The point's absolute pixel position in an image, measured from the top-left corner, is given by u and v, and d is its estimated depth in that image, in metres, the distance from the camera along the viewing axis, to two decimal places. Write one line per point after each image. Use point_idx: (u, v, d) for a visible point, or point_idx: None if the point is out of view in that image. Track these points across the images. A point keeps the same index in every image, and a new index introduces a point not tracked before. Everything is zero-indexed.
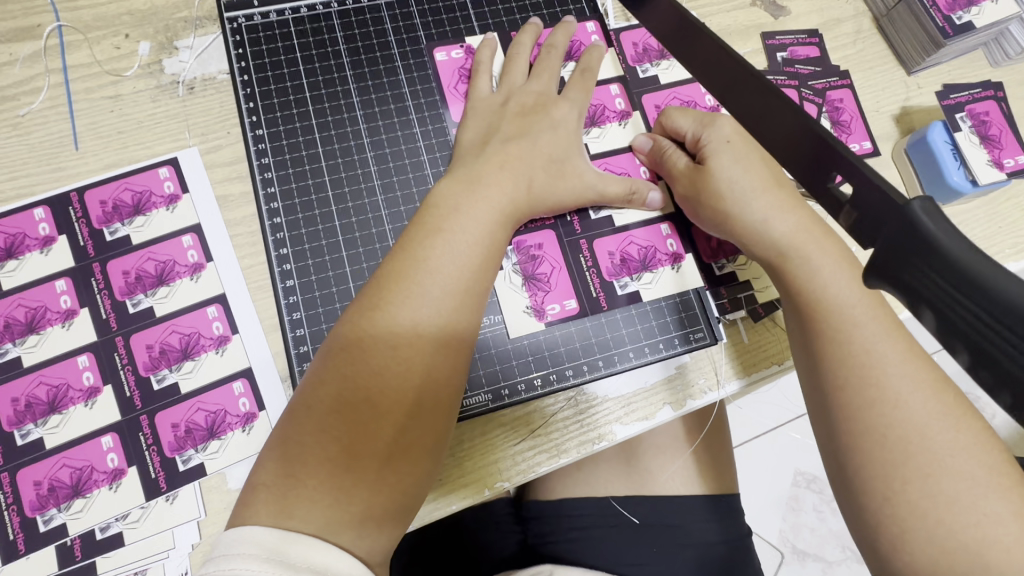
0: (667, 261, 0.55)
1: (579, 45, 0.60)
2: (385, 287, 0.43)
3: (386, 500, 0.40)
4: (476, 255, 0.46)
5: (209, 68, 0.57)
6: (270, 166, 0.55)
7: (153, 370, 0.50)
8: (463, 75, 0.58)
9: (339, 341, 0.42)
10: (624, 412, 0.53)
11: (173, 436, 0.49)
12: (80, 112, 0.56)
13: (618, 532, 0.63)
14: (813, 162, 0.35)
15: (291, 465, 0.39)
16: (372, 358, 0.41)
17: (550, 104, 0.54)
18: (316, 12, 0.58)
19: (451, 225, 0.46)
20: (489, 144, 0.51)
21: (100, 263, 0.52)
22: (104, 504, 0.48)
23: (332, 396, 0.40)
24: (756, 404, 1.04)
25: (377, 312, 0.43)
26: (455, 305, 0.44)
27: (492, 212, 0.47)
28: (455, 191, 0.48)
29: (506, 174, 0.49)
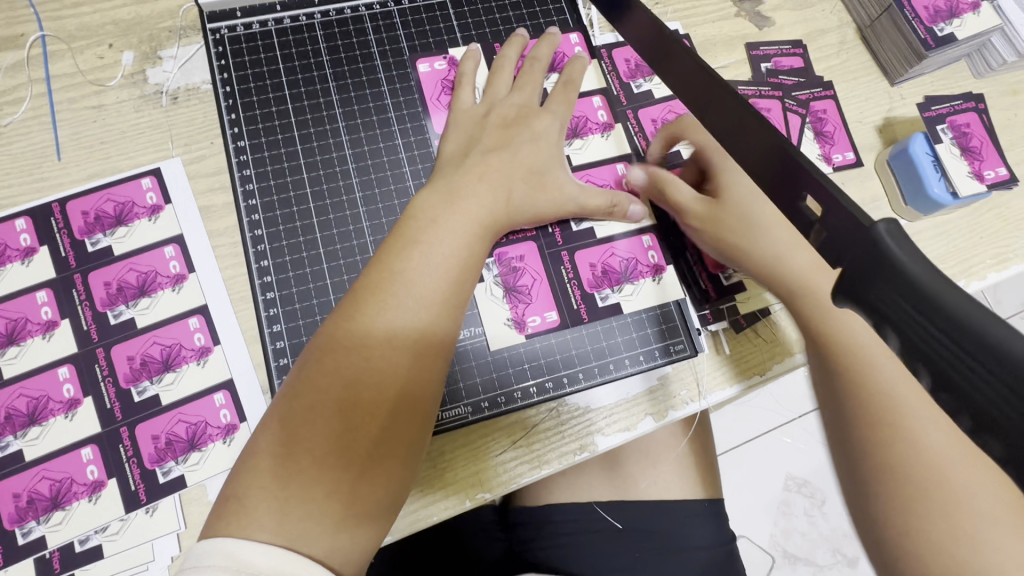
0: (648, 273, 0.56)
1: (564, 58, 0.60)
2: (362, 299, 0.43)
3: (361, 512, 0.40)
4: (452, 267, 0.46)
5: (192, 78, 0.57)
6: (252, 178, 0.55)
7: (134, 382, 0.50)
8: (447, 86, 0.58)
9: (315, 353, 0.42)
10: (606, 422, 0.53)
11: (154, 448, 0.49)
12: (63, 122, 0.56)
13: (603, 540, 0.63)
14: (781, 180, 0.35)
15: (265, 478, 0.39)
16: (346, 370, 0.41)
17: (532, 116, 0.54)
18: (299, 23, 0.58)
19: (428, 237, 0.46)
20: (470, 155, 0.51)
21: (82, 274, 0.52)
22: (83, 516, 0.48)
23: (306, 408, 0.40)
24: (746, 409, 1.05)
25: (353, 323, 0.43)
26: (431, 317, 0.44)
27: (472, 225, 0.47)
28: (435, 203, 0.48)
29: (485, 186, 0.49)
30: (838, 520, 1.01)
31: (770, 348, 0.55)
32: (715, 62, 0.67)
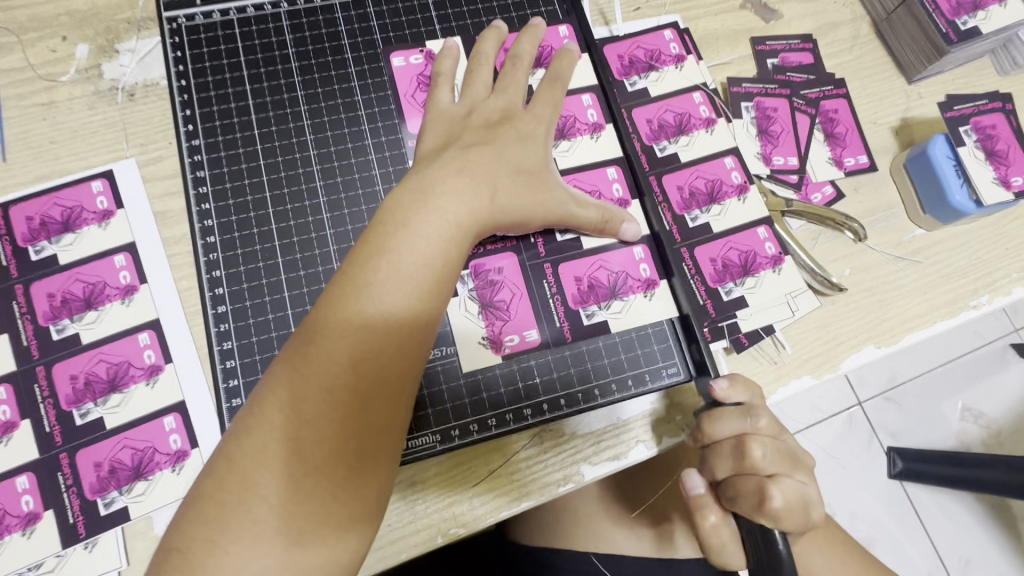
0: (640, 288, 0.51)
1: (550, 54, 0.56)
2: (321, 319, 0.39)
3: (324, 558, 0.36)
4: (425, 278, 0.40)
5: (151, 73, 0.54)
6: (206, 180, 0.50)
7: (76, 404, 0.46)
8: (421, 83, 0.54)
9: (270, 382, 0.38)
10: (593, 451, 0.49)
11: (96, 477, 0.45)
12: (10, 120, 0.52)
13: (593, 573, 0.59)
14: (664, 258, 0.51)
15: (212, 529, 0.34)
16: (305, 402, 0.37)
17: (515, 118, 0.49)
18: (264, 12, 0.54)
19: (400, 244, 0.40)
20: (449, 149, 0.46)
21: (23, 284, 0.48)
22: (17, 552, 0.43)
23: (259, 448, 0.36)
24: None
25: (312, 346, 0.38)
26: (402, 339, 0.39)
27: (448, 228, 0.42)
28: (406, 202, 0.43)
29: (464, 179, 0.44)
30: None
31: (776, 368, 0.53)
32: (716, 58, 0.61)
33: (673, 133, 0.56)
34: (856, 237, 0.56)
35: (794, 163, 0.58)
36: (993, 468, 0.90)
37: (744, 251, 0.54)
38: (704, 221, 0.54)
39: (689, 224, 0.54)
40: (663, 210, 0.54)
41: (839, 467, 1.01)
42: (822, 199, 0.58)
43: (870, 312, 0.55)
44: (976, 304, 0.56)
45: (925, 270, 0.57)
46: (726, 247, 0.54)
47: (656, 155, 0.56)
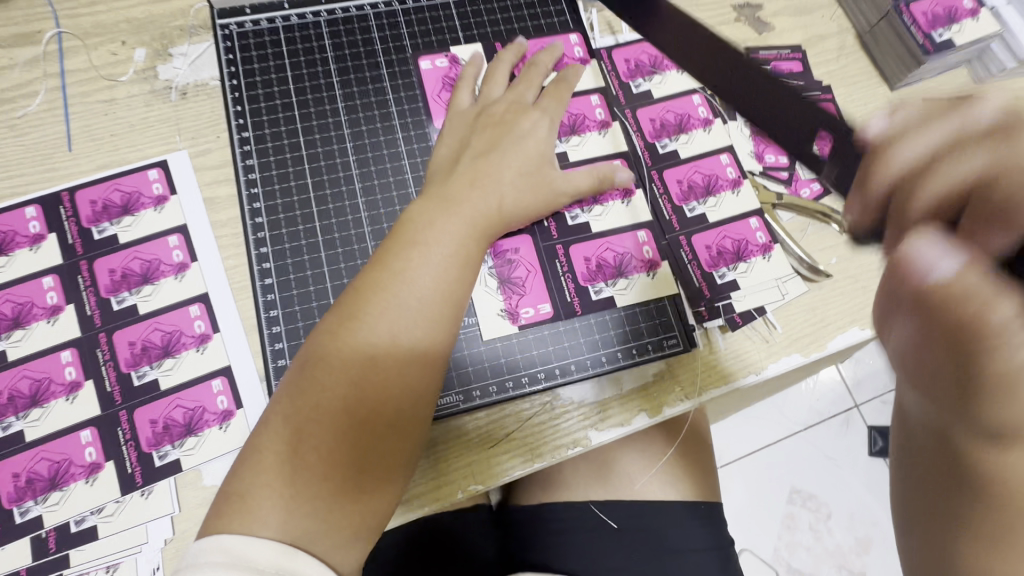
0: (643, 268, 0.56)
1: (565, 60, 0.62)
2: (364, 299, 0.44)
3: (349, 531, 0.40)
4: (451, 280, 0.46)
5: (201, 75, 0.60)
6: (255, 168, 0.56)
7: (134, 367, 0.51)
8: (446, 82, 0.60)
9: (316, 350, 0.43)
10: (599, 418, 0.54)
11: (152, 432, 0.50)
12: (75, 115, 0.58)
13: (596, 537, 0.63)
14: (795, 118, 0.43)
15: (266, 475, 0.39)
16: (349, 369, 0.42)
17: (524, 120, 0.55)
18: (305, 20, 0.60)
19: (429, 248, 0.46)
20: (462, 162, 0.52)
21: (87, 260, 0.54)
22: (80, 497, 0.48)
23: (308, 406, 0.41)
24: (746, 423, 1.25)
25: (355, 323, 0.43)
26: (433, 316, 0.45)
27: (467, 226, 0.48)
28: (430, 209, 0.49)
29: (478, 191, 0.50)
30: (844, 536, 1.18)
31: (768, 348, 0.57)
32: None
33: (674, 132, 0.61)
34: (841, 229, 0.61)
35: (785, 160, 0.63)
36: None
37: (738, 238, 0.59)
38: (700, 212, 0.59)
39: (687, 215, 0.59)
40: (664, 202, 0.59)
41: (833, 465, 1.22)
42: (811, 194, 0.62)
43: (857, 297, 0.58)
44: None
45: None
46: (721, 236, 0.59)
47: (657, 151, 0.61)
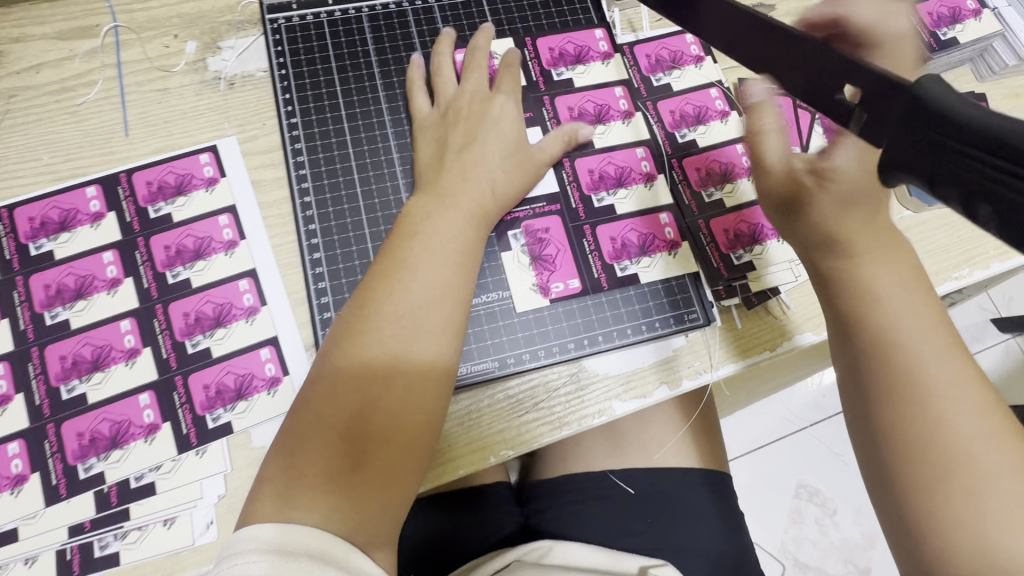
0: (665, 248, 0.60)
1: (592, 56, 0.66)
2: (373, 287, 0.48)
3: (374, 498, 0.43)
4: (454, 269, 0.50)
5: (248, 66, 0.63)
6: (303, 151, 0.60)
7: (188, 336, 0.55)
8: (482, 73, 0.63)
9: (335, 340, 0.47)
10: (623, 389, 0.57)
11: (205, 396, 0.53)
12: (132, 103, 0.62)
13: (614, 503, 0.73)
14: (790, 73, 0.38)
15: (296, 456, 0.43)
16: (363, 350, 0.46)
17: (487, 102, 0.58)
18: (348, 15, 0.64)
19: (430, 242, 0.50)
20: (446, 157, 0.55)
21: (144, 237, 0.57)
22: (139, 456, 0.51)
23: (331, 388, 0.45)
24: (750, 420, 1.27)
25: (365, 309, 0.47)
26: (437, 295, 0.48)
27: (464, 215, 0.52)
28: (427, 205, 0.52)
29: (469, 183, 0.54)
30: (850, 530, 1.20)
31: (781, 327, 0.60)
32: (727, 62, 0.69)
33: (692, 122, 0.65)
34: None
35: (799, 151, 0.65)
36: None
37: (754, 223, 0.61)
38: (718, 197, 0.62)
39: (706, 200, 0.62)
40: (684, 188, 0.63)
41: (842, 462, 1.25)
42: None
43: None
44: (957, 276, 0.64)
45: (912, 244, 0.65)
46: (738, 220, 0.62)
47: (677, 140, 0.65)
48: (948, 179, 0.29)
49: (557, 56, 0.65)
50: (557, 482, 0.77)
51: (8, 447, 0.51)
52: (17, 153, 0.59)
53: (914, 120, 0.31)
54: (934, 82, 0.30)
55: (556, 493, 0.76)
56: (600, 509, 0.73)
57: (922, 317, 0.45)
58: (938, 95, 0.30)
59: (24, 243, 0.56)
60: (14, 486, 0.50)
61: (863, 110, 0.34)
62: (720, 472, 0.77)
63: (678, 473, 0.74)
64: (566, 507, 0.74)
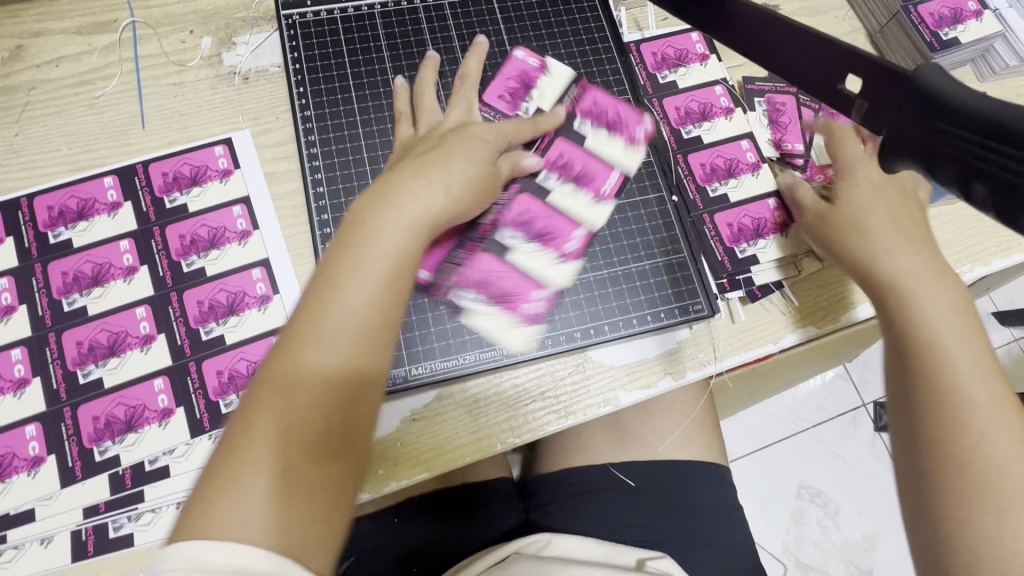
0: (518, 313, 0.57)
1: (625, 133, 0.64)
2: (317, 287, 0.42)
3: (317, 526, 0.37)
4: (392, 278, 0.44)
5: (262, 61, 0.65)
6: (316, 143, 0.61)
7: (202, 323, 0.56)
8: (523, 84, 0.64)
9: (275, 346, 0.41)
10: (628, 379, 0.58)
11: (218, 381, 0.54)
12: (149, 96, 0.63)
13: (614, 495, 0.74)
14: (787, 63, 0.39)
15: (223, 482, 0.36)
16: (305, 357, 0.40)
17: (467, 126, 0.56)
18: (362, 12, 0.66)
19: (365, 250, 0.44)
20: (405, 163, 0.52)
21: (160, 226, 0.58)
22: (153, 439, 0.53)
23: (267, 403, 0.38)
24: (751, 420, 1.28)
25: (309, 312, 0.41)
26: (387, 297, 0.43)
27: (422, 213, 0.47)
28: (371, 204, 0.47)
29: (425, 180, 0.49)
30: (852, 532, 1.20)
31: (784, 321, 0.61)
32: (732, 61, 0.70)
33: (697, 119, 0.66)
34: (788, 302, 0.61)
35: (800, 148, 0.67)
36: None
37: (758, 217, 0.63)
38: (722, 192, 0.64)
39: (710, 195, 0.64)
40: (688, 182, 0.64)
41: (843, 464, 1.25)
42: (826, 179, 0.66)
43: None
44: (959, 273, 0.65)
45: None
46: (742, 214, 0.63)
47: (683, 136, 0.66)
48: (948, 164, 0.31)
49: (595, 107, 0.64)
50: (560, 475, 0.78)
51: (26, 430, 0.52)
52: (36, 144, 0.60)
53: (914, 108, 0.32)
54: (932, 71, 0.32)
55: (559, 486, 0.78)
56: (601, 501, 0.74)
57: (968, 334, 0.48)
58: (937, 83, 0.31)
59: (43, 231, 0.58)
60: (31, 467, 0.51)
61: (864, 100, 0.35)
62: (721, 468, 0.78)
63: (679, 466, 0.75)
64: (569, 499, 0.75)
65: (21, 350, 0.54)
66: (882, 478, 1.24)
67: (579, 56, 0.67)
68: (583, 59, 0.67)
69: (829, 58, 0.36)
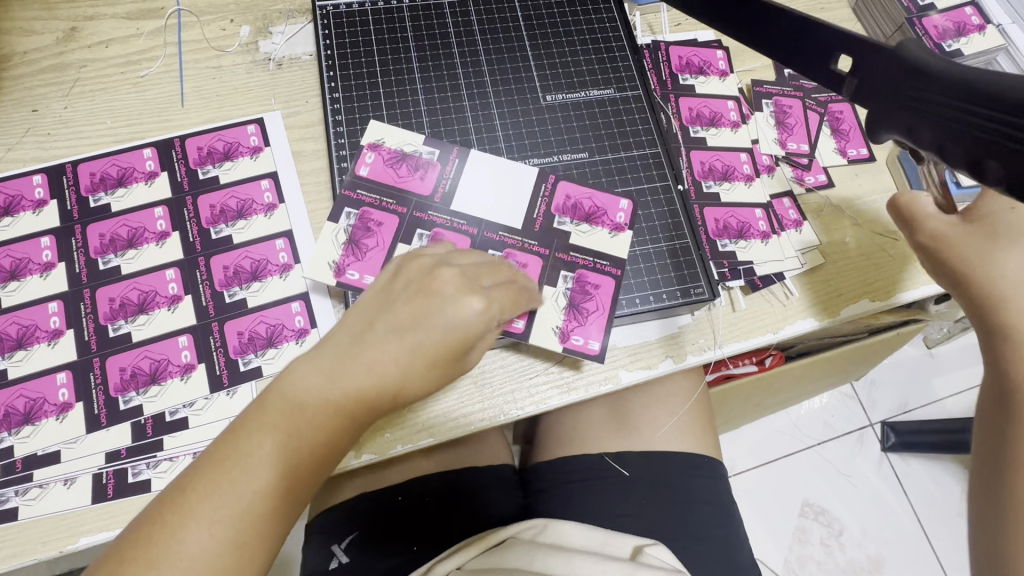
0: (276, 272, 0.60)
1: (570, 328, 0.58)
2: (262, 404, 0.42)
3: None
4: (322, 437, 0.41)
5: (296, 50, 0.69)
6: (342, 123, 0.64)
7: (226, 287, 0.59)
8: (586, 215, 0.62)
9: (213, 450, 0.40)
10: (630, 359, 0.60)
11: (238, 341, 0.57)
12: (189, 78, 0.67)
13: (612, 483, 0.75)
14: (783, 44, 0.43)
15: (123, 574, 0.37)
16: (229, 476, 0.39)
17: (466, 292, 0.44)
18: (391, 6, 0.70)
19: (292, 419, 0.41)
20: (379, 319, 0.43)
21: (193, 196, 0.62)
22: (176, 392, 0.55)
23: (182, 511, 0.38)
24: (753, 434, 1.28)
25: (248, 432, 0.41)
26: (318, 441, 0.41)
27: (369, 380, 0.42)
28: (330, 356, 0.42)
29: (385, 353, 0.42)
30: (855, 551, 1.18)
31: (784, 311, 0.63)
32: (742, 65, 0.73)
33: (706, 123, 0.69)
34: (729, 302, 0.63)
35: (805, 149, 0.69)
36: None
37: (742, 220, 0.65)
38: (716, 190, 0.67)
39: (704, 190, 0.67)
40: (686, 174, 0.67)
41: (849, 483, 1.24)
42: (815, 182, 0.68)
43: (866, 272, 0.64)
44: None
45: None
46: (729, 213, 0.66)
47: (690, 134, 0.69)
48: (932, 128, 0.35)
49: (591, 288, 0.59)
50: (557, 463, 0.80)
51: (57, 377, 0.55)
52: (84, 116, 0.65)
53: (901, 80, 0.36)
54: (912, 43, 0.36)
55: (555, 474, 0.79)
56: (599, 489, 0.75)
57: None
58: (917, 55, 0.36)
59: (85, 195, 0.62)
60: (60, 413, 0.54)
61: (853, 78, 0.40)
62: (717, 464, 0.79)
63: (676, 458, 0.77)
64: (566, 487, 0.77)
65: (56, 304, 0.58)
66: (885, 498, 1.23)
67: (593, 53, 0.70)
68: (596, 56, 0.70)
69: (818, 42, 0.41)
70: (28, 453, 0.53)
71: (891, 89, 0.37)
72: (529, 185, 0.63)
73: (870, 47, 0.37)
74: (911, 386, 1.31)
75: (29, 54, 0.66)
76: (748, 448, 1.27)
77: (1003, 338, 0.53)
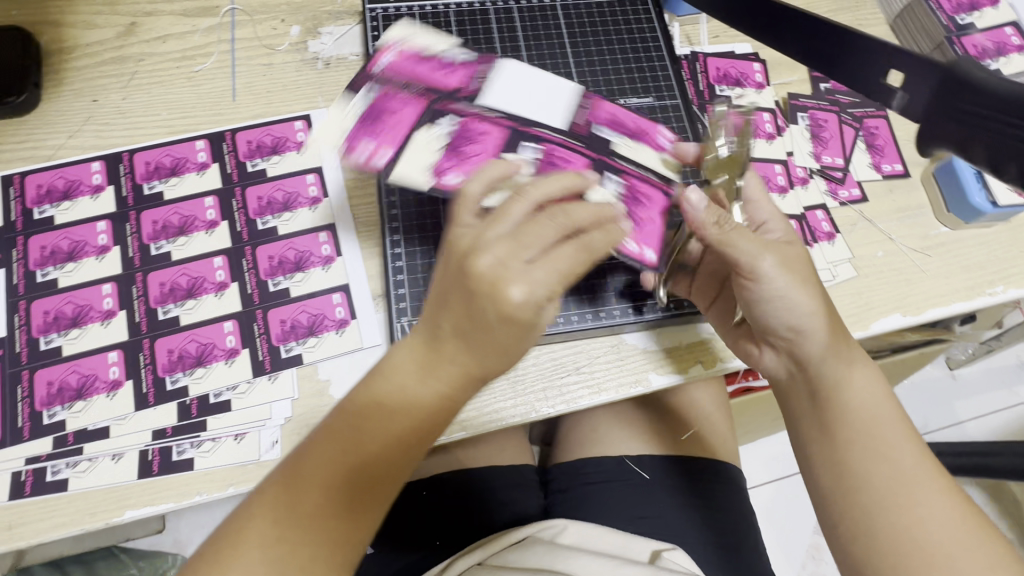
0: (318, 263, 0.62)
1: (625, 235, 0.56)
2: (365, 398, 0.43)
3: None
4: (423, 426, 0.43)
5: (343, 50, 0.71)
6: None
7: (271, 276, 0.61)
8: (632, 134, 0.63)
9: (317, 443, 0.43)
10: (660, 363, 0.61)
11: (281, 329, 0.59)
12: (241, 74, 0.70)
13: (631, 487, 0.75)
14: (836, 57, 0.45)
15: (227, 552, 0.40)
16: (336, 463, 0.42)
17: (502, 280, 0.39)
18: (438, 11, 0.72)
19: (388, 414, 0.42)
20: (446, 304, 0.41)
21: (241, 187, 0.64)
22: (219, 374, 0.57)
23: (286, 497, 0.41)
24: (769, 449, 1.28)
25: (350, 426, 0.42)
26: (417, 419, 0.42)
27: (452, 370, 0.41)
28: (417, 351, 0.42)
29: (461, 347, 0.41)
30: None
31: None
32: (779, 77, 0.74)
33: None
34: None
35: (840, 162, 0.70)
36: (1006, 454, 0.87)
37: None
38: None
39: None
40: None
41: None
42: (848, 197, 0.69)
43: (898, 287, 0.64)
44: (992, 292, 0.65)
45: (947, 260, 0.66)
46: None
47: None
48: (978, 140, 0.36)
49: (641, 196, 0.59)
50: (577, 465, 0.81)
51: (108, 355, 0.58)
52: (140, 108, 0.67)
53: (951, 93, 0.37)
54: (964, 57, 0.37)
55: (574, 476, 0.80)
56: (619, 491, 0.76)
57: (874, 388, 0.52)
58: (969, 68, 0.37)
59: (139, 183, 0.64)
60: (110, 389, 0.57)
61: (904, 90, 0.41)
62: (737, 473, 0.79)
63: (698, 464, 0.77)
64: (585, 488, 0.78)
65: (110, 285, 0.60)
66: None
67: (633, 62, 0.72)
68: (636, 65, 0.72)
69: (870, 56, 0.42)
70: (79, 427, 0.55)
71: (940, 101, 0.38)
72: (573, 100, 0.63)
73: (931, 64, 0.38)
74: (933, 408, 1.27)
75: (91, 47, 0.69)
76: (764, 462, 1.26)
77: (832, 389, 0.52)
